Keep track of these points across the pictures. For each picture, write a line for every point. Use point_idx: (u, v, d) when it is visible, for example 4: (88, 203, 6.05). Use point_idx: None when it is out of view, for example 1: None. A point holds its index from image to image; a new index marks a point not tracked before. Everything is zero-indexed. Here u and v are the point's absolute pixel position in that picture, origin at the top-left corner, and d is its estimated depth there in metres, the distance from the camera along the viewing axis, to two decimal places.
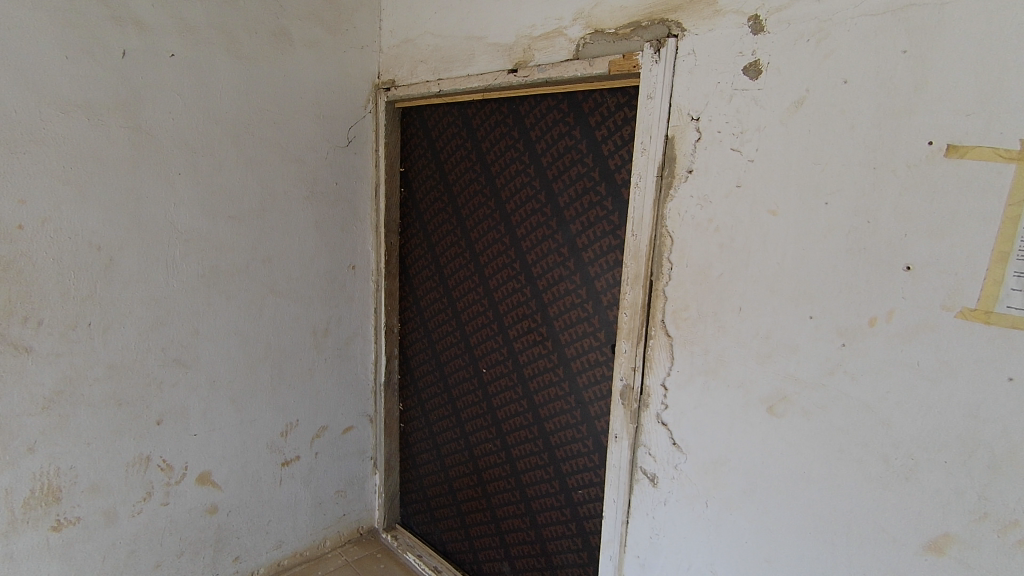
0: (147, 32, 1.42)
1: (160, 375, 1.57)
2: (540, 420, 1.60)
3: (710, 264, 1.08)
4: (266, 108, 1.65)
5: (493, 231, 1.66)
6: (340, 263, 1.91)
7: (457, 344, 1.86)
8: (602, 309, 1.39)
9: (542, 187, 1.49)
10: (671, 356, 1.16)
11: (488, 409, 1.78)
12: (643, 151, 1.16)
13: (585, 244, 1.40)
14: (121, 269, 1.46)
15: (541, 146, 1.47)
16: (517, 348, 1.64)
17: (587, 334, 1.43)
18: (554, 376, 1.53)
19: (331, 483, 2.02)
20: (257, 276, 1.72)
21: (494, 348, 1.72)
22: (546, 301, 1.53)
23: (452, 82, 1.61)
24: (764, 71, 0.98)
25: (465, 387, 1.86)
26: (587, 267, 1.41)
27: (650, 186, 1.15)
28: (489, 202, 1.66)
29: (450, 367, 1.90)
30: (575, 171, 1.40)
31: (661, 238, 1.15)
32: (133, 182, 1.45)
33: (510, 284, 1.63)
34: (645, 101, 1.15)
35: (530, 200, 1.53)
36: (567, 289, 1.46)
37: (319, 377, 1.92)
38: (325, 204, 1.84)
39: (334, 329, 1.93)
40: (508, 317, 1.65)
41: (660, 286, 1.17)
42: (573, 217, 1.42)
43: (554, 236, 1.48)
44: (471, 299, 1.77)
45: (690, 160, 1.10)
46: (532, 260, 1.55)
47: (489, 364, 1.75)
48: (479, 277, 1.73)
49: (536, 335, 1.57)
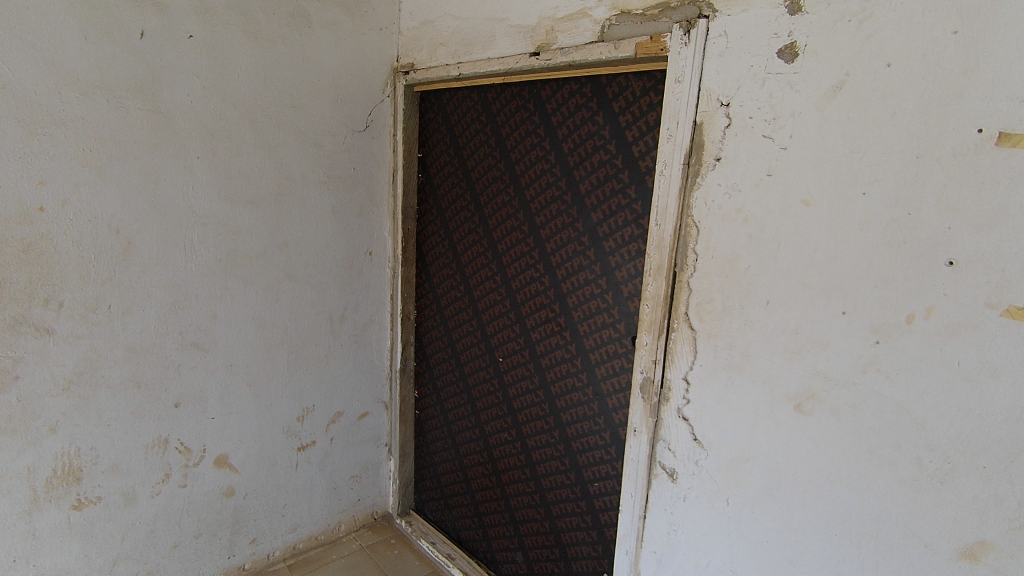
0: (165, 13, 1.40)
1: (178, 358, 1.57)
2: (557, 411, 1.58)
3: (738, 256, 1.04)
4: (284, 91, 1.64)
5: (512, 219, 1.63)
6: (357, 249, 1.90)
7: (474, 332, 1.84)
8: (623, 300, 1.36)
9: (562, 174, 1.46)
10: (694, 349, 1.13)
11: (504, 399, 1.76)
12: (669, 138, 1.12)
13: (605, 233, 1.37)
14: (140, 252, 1.46)
15: (562, 132, 1.44)
16: (535, 338, 1.62)
17: (607, 325, 1.40)
18: (572, 367, 1.51)
19: (345, 468, 2.03)
20: (275, 261, 1.71)
21: (511, 337, 1.70)
22: (565, 290, 1.50)
23: (473, 65, 1.57)
24: (800, 54, 0.94)
25: (480, 375, 1.84)
26: (607, 256, 1.38)
27: (676, 174, 1.11)
28: (509, 189, 1.62)
29: (466, 355, 1.88)
30: (597, 158, 1.36)
31: (686, 227, 1.12)
32: (152, 164, 1.45)
33: (528, 272, 1.60)
34: (673, 85, 1.11)
35: (549, 187, 1.50)
36: (586, 278, 1.43)
37: (335, 362, 1.92)
38: (342, 189, 1.83)
39: (350, 315, 1.93)
40: (526, 306, 1.63)
41: (684, 278, 1.13)
42: (595, 204, 1.39)
43: (574, 225, 1.45)
44: (488, 287, 1.75)
45: (720, 147, 1.05)
46: (551, 249, 1.52)
47: (505, 353, 1.73)
48: (497, 265, 1.70)
49: (554, 325, 1.55)
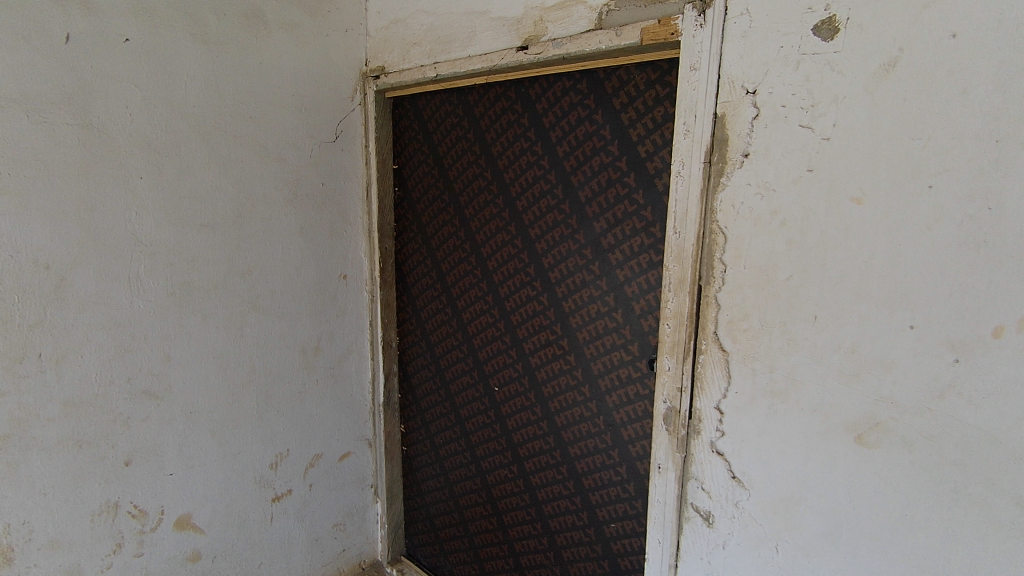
0: (95, 13, 1.22)
1: (127, 409, 1.37)
2: (563, 445, 1.42)
3: (776, 266, 0.91)
4: (239, 101, 1.46)
5: (502, 232, 1.47)
6: (330, 273, 1.72)
7: (464, 359, 1.66)
8: (634, 318, 1.22)
9: (558, 181, 1.31)
10: (727, 374, 0.98)
11: (502, 432, 1.59)
12: (686, 134, 0.98)
13: (611, 244, 1.23)
14: (75, 290, 1.26)
15: (555, 135, 1.30)
16: (534, 364, 1.46)
17: (617, 347, 1.26)
18: (579, 395, 1.35)
19: (327, 516, 1.83)
20: (237, 291, 1.52)
21: (507, 363, 1.53)
22: (567, 310, 1.35)
23: (451, 64, 1.42)
24: (841, 29, 0.81)
25: (473, 406, 1.66)
26: (614, 270, 1.24)
27: (696, 174, 0.97)
28: (497, 199, 1.47)
29: (456, 384, 1.71)
30: (598, 161, 1.22)
31: (711, 235, 0.98)
32: (86, 188, 1.25)
33: (523, 291, 1.45)
34: (687, 74, 0.97)
35: (544, 195, 1.35)
36: (592, 296, 1.29)
37: (311, 399, 1.73)
38: (311, 208, 1.65)
39: (325, 347, 1.74)
40: (522, 329, 1.47)
41: (710, 293, 0.99)
42: (598, 213, 1.25)
43: (574, 238, 1.30)
44: (478, 309, 1.58)
45: (747, 141, 0.91)
46: (549, 264, 1.37)
47: (501, 380, 1.56)
48: (487, 284, 1.54)
49: (556, 349, 1.39)
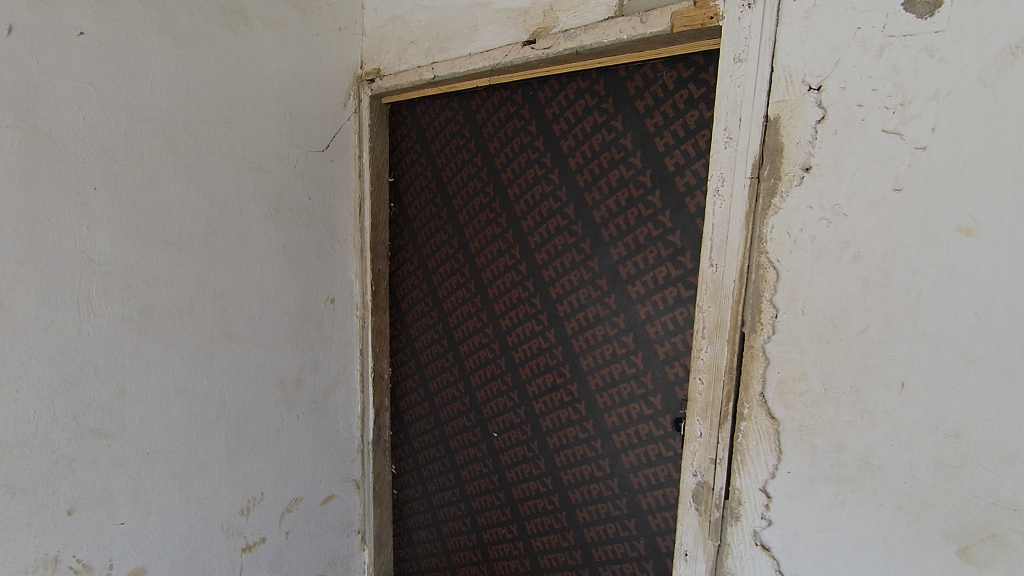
0: (45, 1, 1.07)
1: (72, 451, 1.19)
2: (570, 506, 1.22)
3: (846, 314, 0.70)
4: (214, 104, 1.30)
5: (504, 256, 1.28)
6: (315, 297, 1.54)
7: (460, 399, 1.47)
8: (657, 364, 1.02)
9: (569, 198, 1.12)
10: (778, 449, 0.77)
11: (501, 484, 1.38)
12: (727, 142, 0.78)
13: (630, 275, 1.04)
14: (12, 316, 1.10)
15: (567, 144, 1.11)
16: (538, 410, 1.25)
17: (635, 398, 1.06)
18: (590, 451, 1.15)
19: (306, 567, 1.61)
20: (206, 317, 1.35)
21: (507, 407, 1.33)
22: (577, 349, 1.15)
23: (450, 64, 1.24)
24: (944, 4, 0.60)
25: (470, 452, 1.46)
26: (633, 306, 1.04)
27: (740, 193, 0.77)
28: (499, 218, 1.27)
29: (451, 425, 1.51)
30: (616, 175, 1.03)
31: (758, 270, 0.77)
32: (28, 199, 1.09)
33: (527, 325, 1.25)
34: (730, 67, 0.77)
35: (553, 215, 1.15)
36: (606, 335, 1.09)
37: (290, 438, 1.54)
38: (295, 224, 1.48)
39: (308, 379, 1.55)
40: (525, 369, 1.27)
41: (756, 344, 0.78)
42: (616, 237, 1.05)
43: (587, 265, 1.11)
44: (477, 343, 1.38)
45: (809, 151, 0.71)
46: (556, 295, 1.17)
47: (500, 426, 1.35)
48: (487, 315, 1.34)
49: (563, 394, 1.19)
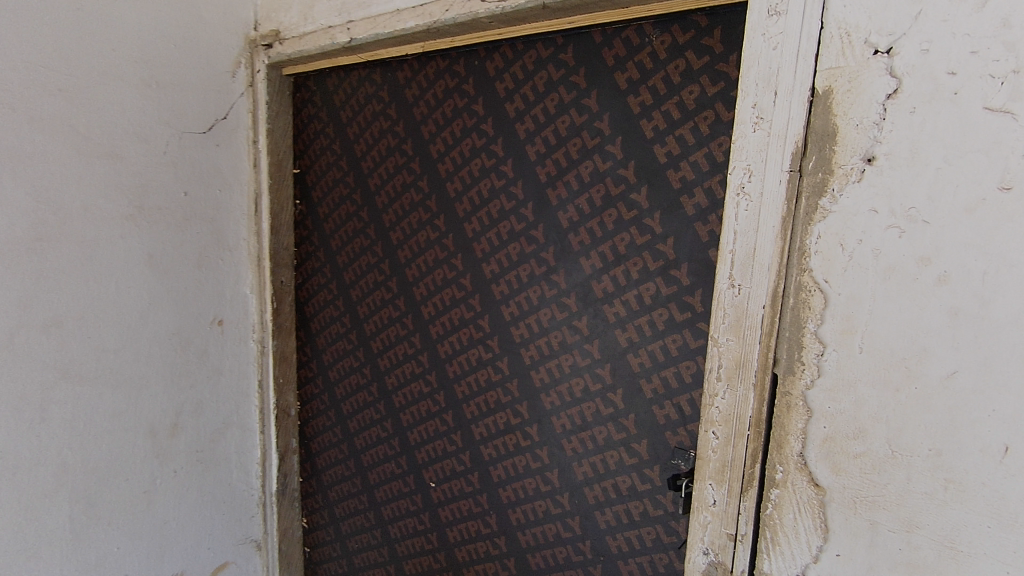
0: None
1: None
2: (528, 573, 1.00)
3: (925, 355, 0.53)
4: (39, 63, 0.94)
5: (442, 268, 1.03)
6: (195, 320, 1.19)
7: (387, 440, 1.20)
8: (641, 403, 0.82)
9: (527, 196, 0.90)
10: (823, 527, 0.59)
11: (440, 545, 1.14)
12: (757, 125, 0.60)
13: (607, 292, 0.83)
14: None
15: (524, 128, 0.89)
16: (487, 457, 1.02)
17: (612, 445, 0.86)
18: (554, 508, 0.94)
19: None
20: (34, 353, 0.98)
21: (447, 452, 1.08)
22: (538, 384, 0.93)
23: (371, 23, 0.96)
24: None
25: (400, 505, 1.20)
26: (611, 331, 0.84)
27: (776, 193, 0.59)
28: (436, 220, 1.03)
29: (376, 472, 1.24)
30: (588, 168, 0.83)
31: (797, 294, 0.59)
32: None
33: (472, 353, 1.01)
34: (762, 23, 0.59)
35: (506, 218, 0.93)
36: (576, 367, 0.88)
37: (165, 502, 1.18)
38: (165, 226, 1.12)
39: (187, 425, 1.20)
40: (470, 406, 1.03)
41: (794, 390, 0.60)
42: (589, 245, 0.84)
43: (550, 281, 0.89)
44: (408, 373, 1.13)
45: (874, 136, 0.53)
46: (510, 317, 0.95)
47: (439, 475, 1.11)
48: (421, 340, 1.09)
49: (518, 439, 0.97)
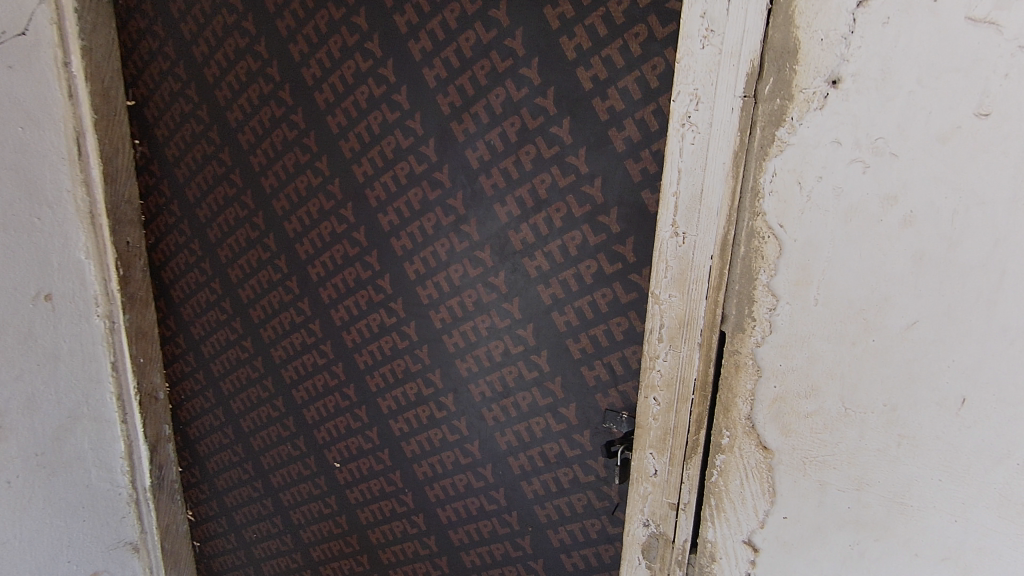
0: None
1: None
2: (451, 550, 0.92)
3: (888, 305, 0.48)
4: None
5: (328, 221, 0.86)
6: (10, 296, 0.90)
7: (281, 420, 1.02)
8: (568, 365, 0.74)
9: (428, 131, 0.75)
10: (771, 491, 0.55)
11: (351, 528, 1.02)
12: (705, 41, 0.50)
13: (527, 243, 0.73)
14: None
15: (419, 48, 0.73)
16: (397, 432, 0.91)
17: (537, 412, 0.78)
18: (477, 481, 0.86)
19: None
20: None
21: (352, 429, 0.95)
22: (452, 350, 0.82)
23: None
24: None
25: (301, 490, 1.05)
26: (532, 287, 0.74)
27: (728, 123, 0.51)
28: (317, 161, 0.84)
29: (270, 458, 1.06)
30: (500, 97, 0.70)
31: (748, 242, 0.52)
32: None
33: (373, 318, 0.87)
34: None
35: (404, 158, 0.78)
36: (495, 330, 0.78)
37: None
38: None
39: (17, 427, 0.94)
40: (375, 378, 0.90)
41: (744, 348, 0.54)
42: (503, 189, 0.72)
43: (460, 232, 0.77)
44: (298, 344, 0.95)
45: (840, 53, 0.45)
46: (416, 275, 0.81)
47: (344, 455, 0.97)
48: (311, 305, 0.92)
49: (432, 411, 0.86)
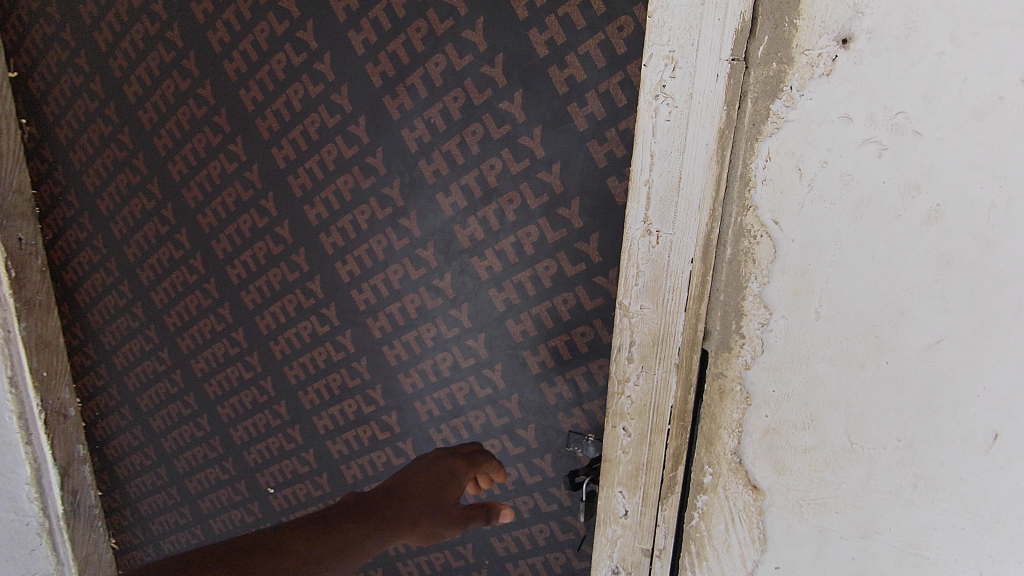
0: None
1: None
2: None
3: (906, 320, 0.38)
4: None
5: (248, 214, 0.73)
6: None
7: (206, 441, 0.90)
8: (526, 380, 0.65)
9: (357, 107, 0.63)
10: (761, 538, 0.46)
11: None
12: None
13: (477, 240, 0.62)
14: None
15: (344, 7, 0.61)
16: (337, 455, 0.80)
17: (492, 433, 0.68)
18: None
19: None
20: None
21: (285, 451, 0.83)
22: (394, 363, 0.71)
23: None
24: None
25: (232, 519, 0.93)
26: (483, 291, 0.63)
27: (712, 93, 0.41)
28: (232, 143, 0.71)
29: (195, 483, 0.94)
30: (440, 66, 0.58)
31: (737, 242, 0.42)
32: None
33: (304, 326, 0.75)
34: None
35: (330, 139, 0.66)
36: (442, 340, 0.67)
37: None
38: None
39: None
40: (309, 395, 0.78)
41: (730, 372, 0.45)
42: (447, 176, 0.61)
43: (398, 227, 0.65)
44: (221, 356, 0.83)
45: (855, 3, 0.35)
46: (350, 277, 0.70)
47: (278, 480, 0.86)
48: (232, 312, 0.79)
49: (374, 432, 0.75)
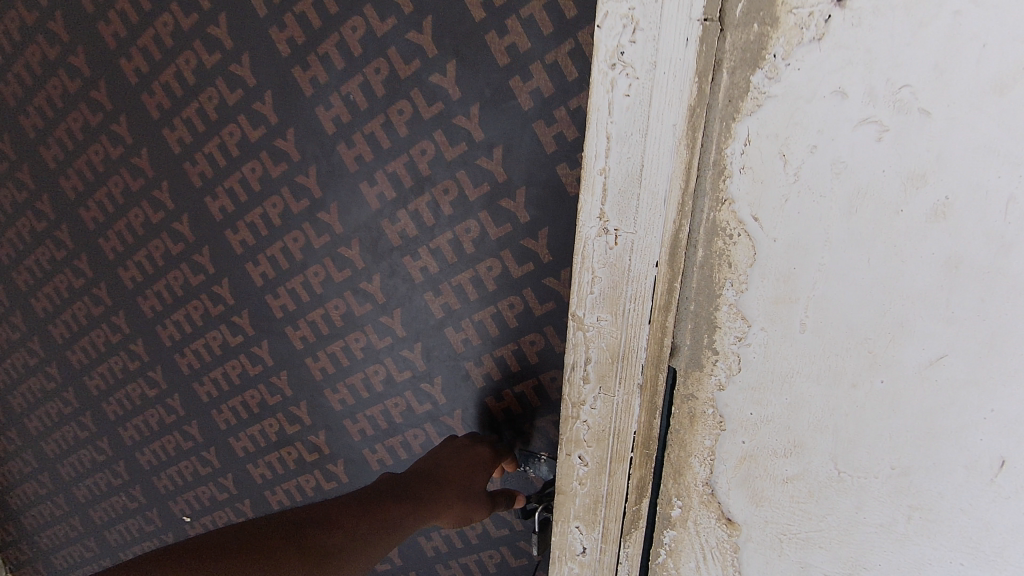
0: None
1: None
2: None
3: (906, 333, 0.33)
4: None
5: (140, 207, 0.62)
6: None
7: (109, 468, 0.79)
8: (469, 395, 0.58)
9: (262, 81, 0.53)
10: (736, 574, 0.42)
11: None
12: None
13: (409, 238, 0.54)
14: None
15: None
16: (261, 479, 0.71)
17: None
18: None
19: None
20: None
21: (201, 476, 0.74)
22: (319, 378, 0.62)
23: None
24: None
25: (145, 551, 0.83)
26: (417, 297, 0.55)
27: (682, 59, 0.33)
28: (114, 123, 0.59)
29: (101, 513, 0.83)
30: (358, 32, 0.49)
31: (709, 243, 0.36)
32: None
33: (215, 338, 0.65)
34: None
35: (232, 120, 0.55)
36: (373, 352, 0.59)
37: None
38: None
39: None
40: (225, 414, 0.69)
41: (701, 394, 0.39)
42: (372, 164, 0.52)
43: (317, 223, 0.56)
44: (119, 373, 0.72)
45: None
46: (265, 282, 0.60)
47: (196, 507, 0.77)
48: (129, 322, 0.68)
49: (301, 454, 0.67)
